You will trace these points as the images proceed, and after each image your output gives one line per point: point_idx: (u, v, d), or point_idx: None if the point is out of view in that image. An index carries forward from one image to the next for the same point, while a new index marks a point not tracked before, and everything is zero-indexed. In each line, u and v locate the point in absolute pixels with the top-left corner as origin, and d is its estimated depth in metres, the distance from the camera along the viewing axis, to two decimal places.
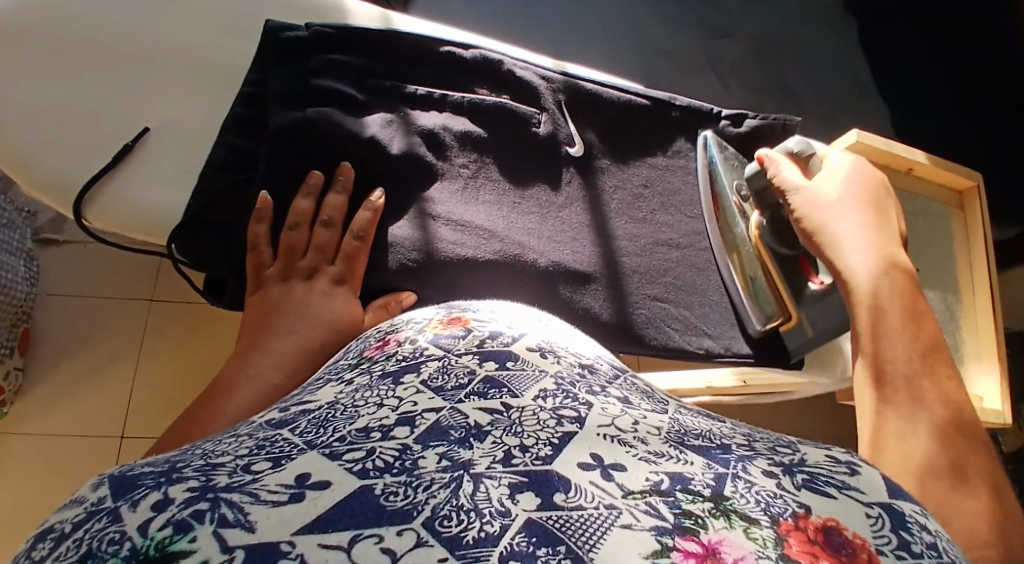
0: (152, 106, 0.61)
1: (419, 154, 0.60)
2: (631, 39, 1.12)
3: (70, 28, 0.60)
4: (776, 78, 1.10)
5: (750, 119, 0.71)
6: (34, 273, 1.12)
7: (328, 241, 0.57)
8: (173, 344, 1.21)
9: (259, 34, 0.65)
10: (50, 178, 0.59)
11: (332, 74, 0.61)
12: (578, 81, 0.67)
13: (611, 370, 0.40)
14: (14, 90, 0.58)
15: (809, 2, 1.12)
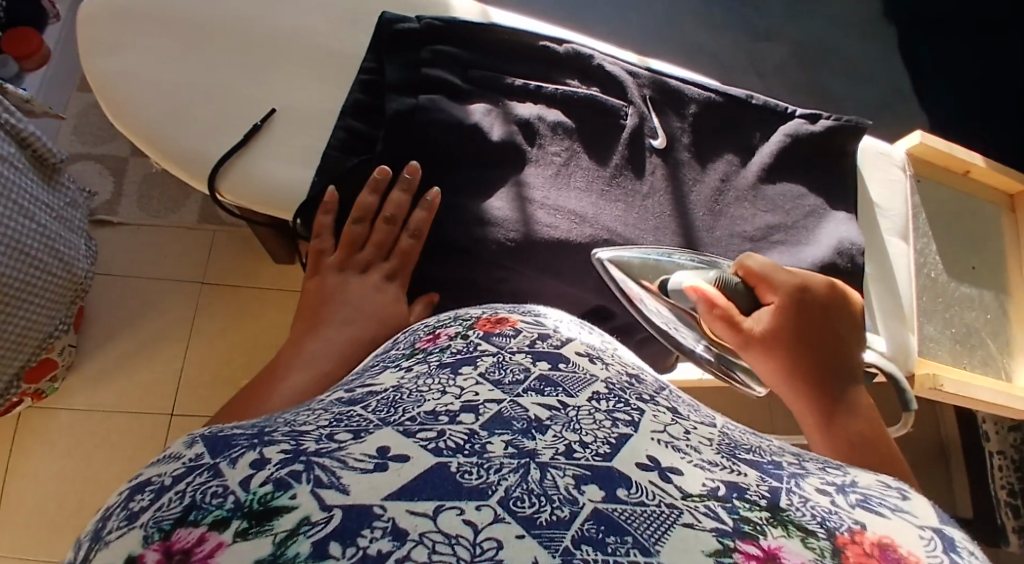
0: (272, 89, 0.63)
1: (516, 142, 0.64)
2: (673, 45, 1.18)
3: (193, 12, 0.63)
4: (815, 83, 1.17)
5: (824, 119, 0.70)
6: (93, 252, 1.15)
7: (385, 237, 0.62)
8: (223, 325, 1.24)
9: (373, 24, 0.66)
10: (185, 153, 0.61)
11: (440, 64, 0.64)
12: (663, 77, 0.69)
13: (655, 383, 0.39)
14: (148, 70, 0.62)
15: (850, 13, 1.21)
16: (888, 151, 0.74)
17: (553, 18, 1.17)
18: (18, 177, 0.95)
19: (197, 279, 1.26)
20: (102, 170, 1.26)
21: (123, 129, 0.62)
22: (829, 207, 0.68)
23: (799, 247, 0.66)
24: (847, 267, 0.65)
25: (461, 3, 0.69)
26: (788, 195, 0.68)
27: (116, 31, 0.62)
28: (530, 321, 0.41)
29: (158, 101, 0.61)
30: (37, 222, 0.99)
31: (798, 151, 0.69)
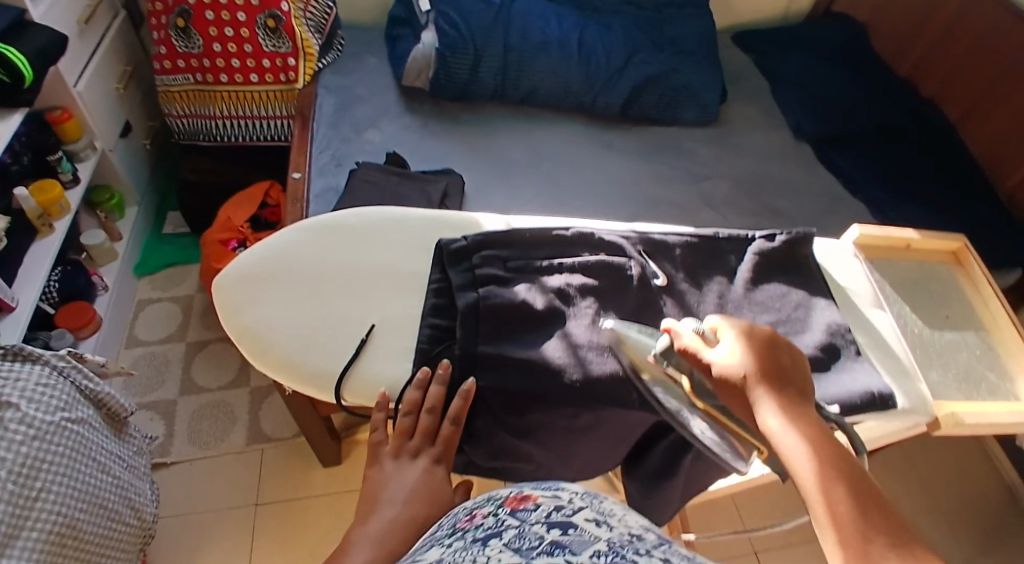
0: (370, 308, 0.74)
1: (555, 306, 0.73)
2: (635, 195, 1.32)
3: (295, 265, 0.76)
4: (761, 200, 1.34)
5: (780, 236, 0.81)
6: (156, 497, 1.22)
7: (430, 427, 0.68)
8: (280, 543, 1.26)
9: (431, 247, 0.79)
10: (314, 373, 0.70)
11: (487, 264, 0.75)
12: (649, 234, 0.81)
13: (655, 538, 0.49)
14: (270, 315, 0.73)
15: (765, 148, 1.44)
16: (840, 246, 0.89)
17: (533, 199, 1.28)
18: (96, 436, 1.08)
19: (251, 503, 1.30)
20: (153, 416, 1.38)
21: (258, 366, 0.71)
22: (811, 297, 0.78)
23: (799, 334, 0.74)
24: (843, 342, 0.74)
25: (487, 219, 0.82)
26: (774, 295, 0.77)
27: (238, 292, 0.74)
28: (549, 496, 0.52)
29: (284, 336, 0.71)
30: (114, 474, 1.10)
31: (769, 264, 0.80)
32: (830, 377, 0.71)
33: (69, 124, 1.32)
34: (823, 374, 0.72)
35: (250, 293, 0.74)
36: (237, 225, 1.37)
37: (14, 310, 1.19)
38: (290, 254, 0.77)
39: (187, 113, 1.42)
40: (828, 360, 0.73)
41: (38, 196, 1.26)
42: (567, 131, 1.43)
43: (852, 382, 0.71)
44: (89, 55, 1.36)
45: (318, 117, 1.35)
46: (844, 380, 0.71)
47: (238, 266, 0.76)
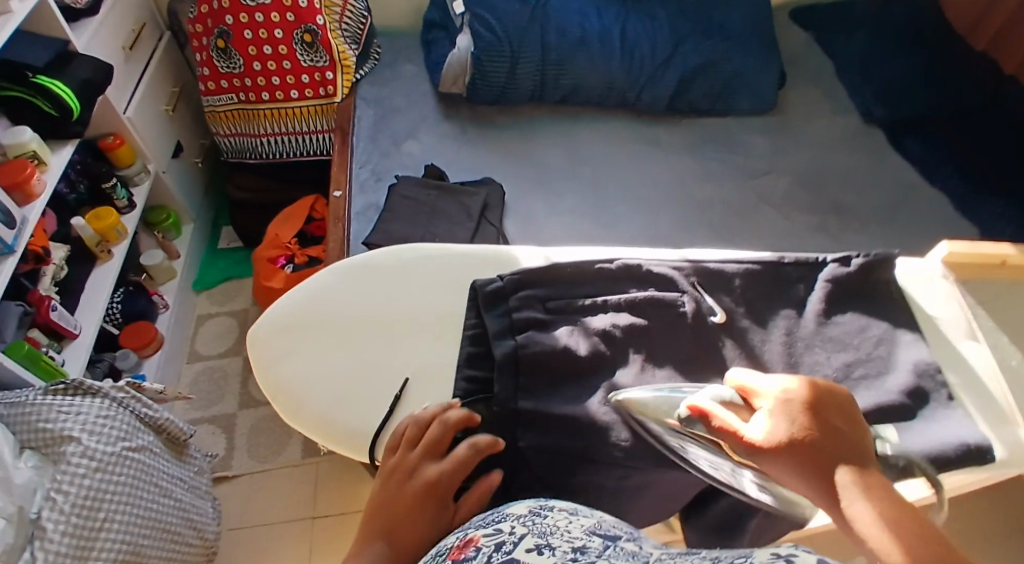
0: (403, 362, 0.73)
1: (601, 352, 0.70)
2: (685, 199, 1.25)
3: (328, 316, 0.76)
4: (825, 197, 1.25)
5: (857, 259, 0.77)
6: (218, 511, 1.26)
7: (445, 443, 0.63)
8: (336, 555, 1.27)
9: (467, 289, 0.77)
10: (349, 434, 0.69)
11: (526, 305, 0.73)
12: (703, 263, 0.76)
13: (600, 546, 0.49)
14: (304, 372, 0.73)
15: (826, 138, 1.35)
16: (926, 267, 0.82)
17: (577, 207, 1.23)
18: (156, 461, 1.12)
19: (308, 517, 1.32)
20: (215, 430, 1.42)
21: (294, 427, 0.71)
22: (893, 330, 0.73)
23: (882, 376, 0.71)
24: (932, 385, 0.70)
25: (525, 253, 0.80)
26: (852, 330, 0.73)
27: (271, 347, 0.75)
28: (490, 531, 0.51)
29: (318, 395, 0.71)
30: (173, 496, 1.13)
31: (842, 291, 0.75)
32: (916, 425, 0.68)
33: (121, 150, 1.34)
34: (912, 421, 0.68)
35: (283, 349, 0.74)
36: (283, 241, 1.37)
37: (78, 337, 1.23)
38: (323, 303, 0.77)
39: (235, 131, 1.43)
40: (913, 406, 0.69)
41: (95, 223, 1.30)
42: (611, 130, 1.37)
43: (940, 431, 0.67)
44: (139, 79, 1.39)
45: (357, 130, 1.34)
46: (934, 429, 0.67)
47: (270, 319, 0.77)
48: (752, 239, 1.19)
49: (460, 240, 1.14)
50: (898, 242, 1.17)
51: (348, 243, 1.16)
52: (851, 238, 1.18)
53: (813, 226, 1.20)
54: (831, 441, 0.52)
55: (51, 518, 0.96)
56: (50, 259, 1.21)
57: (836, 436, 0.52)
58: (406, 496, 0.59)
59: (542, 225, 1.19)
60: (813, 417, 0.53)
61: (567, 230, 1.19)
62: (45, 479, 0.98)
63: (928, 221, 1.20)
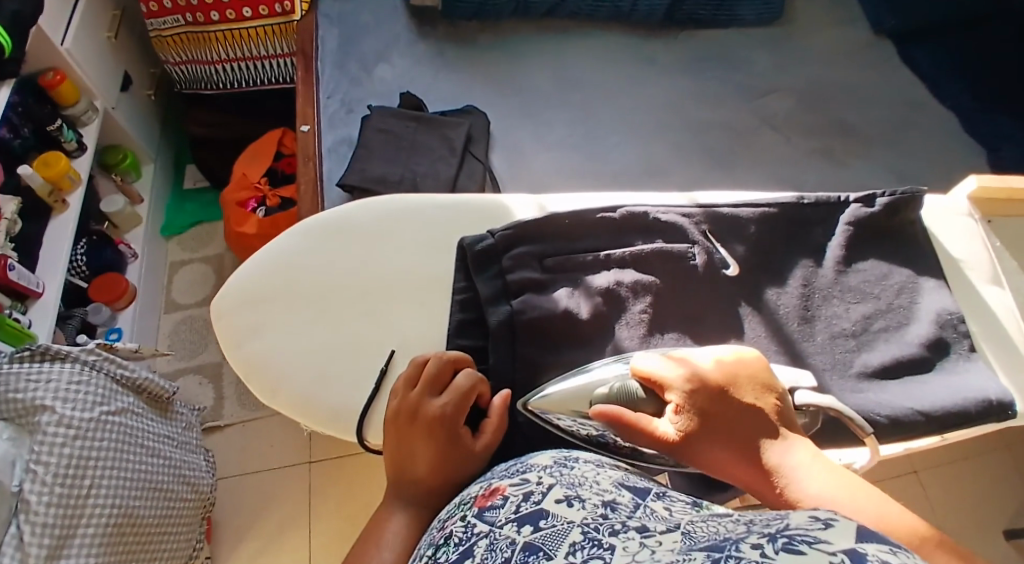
0: (388, 333, 0.70)
1: (602, 311, 0.69)
2: (681, 121, 1.16)
3: (302, 285, 0.72)
4: (831, 114, 1.17)
5: (881, 198, 0.75)
6: (213, 463, 1.23)
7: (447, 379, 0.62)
8: (336, 498, 1.25)
9: (453, 249, 0.74)
10: (334, 412, 0.68)
11: (519, 265, 0.70)
12: (716, 208, 0.74)
13: (632, 504, 0.43)
14: (281, 348, 0.70)
15: (831, 44, 1.25)
16: (950, 203, 0.79)
17: (567, 137, 1.14)
18: (140, 422, 1.07)
19: (304, 461, 1.29)
20: (202, 380, 1.36)
21: (274, 406, 0.69)
22: (915, 276, 0.73)
23: (903, 327, 0.71)
24: (953, 336, 0.70)
25: (517, 202, 0.77)
26: (872, 278, 0.72)
27: (243, 323, 0.71)
28: (518, 483, 0.48)
29: (298, 373, 0.69)
30: (162, 455, 1.09)
31: (862, 233, 0.74)
32: (936, 378, 0.68)
33: (63, 87, 1.21)
34: (932, 374, 0.69)
35: (256, 324, 0.71)
36: (253, 182, 1.29)
37: (42, 295, 1.15)
38: (295, 268, 0.73)
39: (185, 59, 1.31)
40: (932, 358, 0.69)
41: (44, 171, 1.19)
42: (602, 46, 1.26)
43: (960, 383, 0.67)
44: (71, 6, 1.23)
45: (322, 54, 1.20)
46: (955, 383, 0.67)
47: (238, 292, 0.73)
48: (756, 163, 1.11)
49: (445, 177, 1.05)
50: (908, 165, 1.11)
51: (323, 184, 1.06)
52: (859, 160, 1.11)
53: (818, 149, 1.13)
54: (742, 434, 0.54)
55: (33, 490, 0.90)
56: None
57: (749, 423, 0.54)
58: (419, 433, 0.58)
59: (531, 158, 1.11)
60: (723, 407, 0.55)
61: (558, 163, 1.10)
62: (23, 450, 0.93)
63: (939, 140, 1.13)
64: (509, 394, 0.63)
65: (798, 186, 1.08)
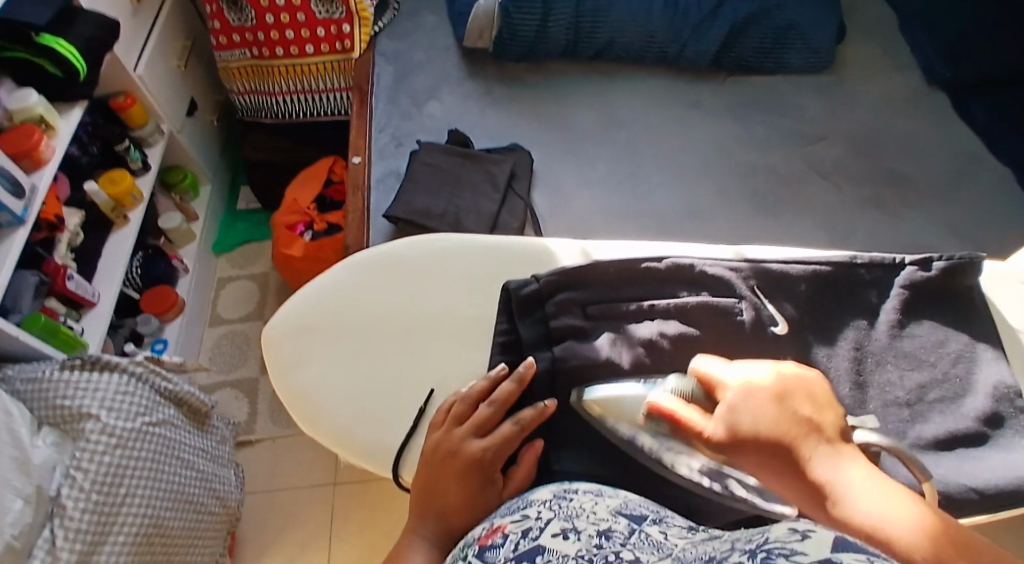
0: (429, 371, 0.72)
1: (645, 363, 0.69)
2: (727, 166, 1.16)
3: (349, 317, 0.75)
4: (881, 167, 1.15)
5: (938, 262, 0.74)
6: (242, 478, 1.26)
7: (490, 421, 0.65)
8: (359, 522, 1.26)
9: (498, 293, 0.76)
10: (371, 446, 0.69)
11: (562, 311, 0.72)
12: (764, 264, 0.75)
13: (625, 533, 0.47)
14: (323, 378, 0.73)
15: (887, 98, 1.24)
16: (1006, 271, 0.77)
17: (611, 177, 1.15)
18: (178, 434, 1.11)
19: (329, 483, 1.31)
20: (238, 395, 1.40)
21: (312, 434, 0.71)
22: (973, 345, 0.72)
23: (958, 399, 0.70)
24: (1010, 411, 0.68)
25: (561, 247, 0.79)
26: (928, 345, 0.72)
27: (289, 350, 0.74)
28: (516, 520, 0.51)
29: (338, 404, 0.71)
30: (195, 468, 1.12)
31: (918, 296, 0.73)
32: (992, 454, 0.67)
33: (133, 110, 1.28)
34: (987, 449, 0.67)
35: (302, 352, 0.74)
36: (302, 207, 1.33)
37: (97, 305, 1.21)
38: (345, 300, 0.76)
39: (250, 89, 1.37)
40: (988, 433, 0.68)
41: (109, 188, 1.26)
42: (652, 90, 1.27)
43: (1017, 461, 0.65)
44: (145, 36, 1.30)
45: (376, 89, 1.26)
46: (1012, 461, 0.66)
47: (285, 320, 0.76)
48: (799, 213, 1.10)
49: (486, 214, 1.07)
50: (960, 222, 1.08)
51: (369, 214, 1.10)
52: (907, 216, 1.09)
53: (865, 202, 1.11)
54: (800, 442, 0.52)
55: (71, 495, 0.94)
56: (64, 226, 1.17)
57: (806, 432, 0.52)
58: (450, 471, 0.61)
59: (573, 197, 1.12)
60: (781, 413, 0.53)
61: (599, 203, 1.11)
62: (65, 456, 0.97)
63: (993, 199, 1.10)
64: (540, 447, 0.66)
65: (841, 239, 1.07)
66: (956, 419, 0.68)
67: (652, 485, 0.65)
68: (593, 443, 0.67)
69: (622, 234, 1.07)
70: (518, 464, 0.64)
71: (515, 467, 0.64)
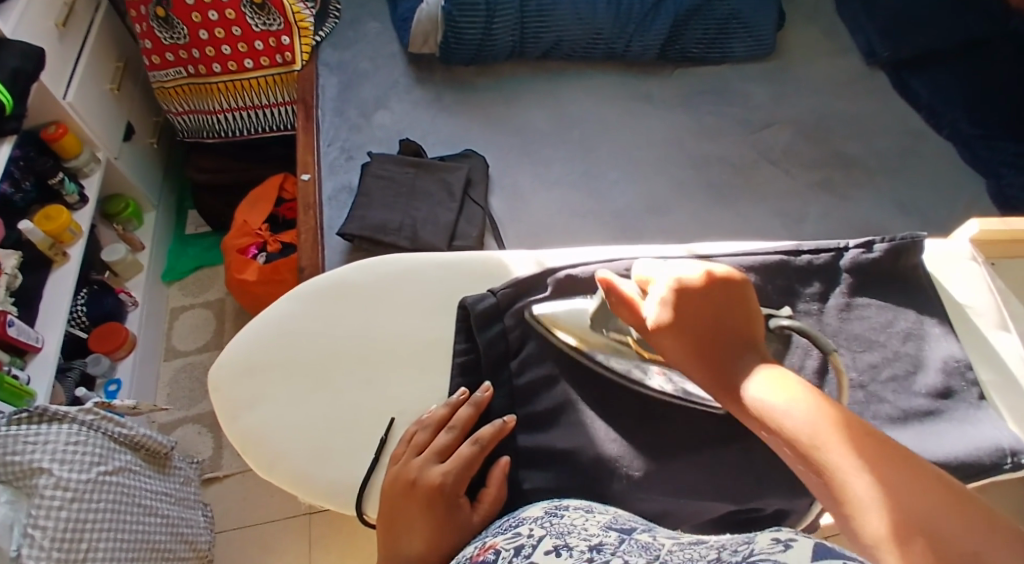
0: (389, 401, 0.69)
1: None
2: (682, 158, 1.16)
3: (299, 348, 0.72)
4: (831, 148, 1.16)
5: (880, 244, 0.74)
6: (210, 518, 1.22)
7: (447, 445, 0.63)
8: (337, 552, 1.22)
9: (454, 309, 0.74)
10: (333, 485, 0.67)
11: (521, 321, 0.70)
12: (713, 259, 0.74)
13: (616, 539, 0.49)
14: (277, 416, 0.70)
15: (830, 79, 1.25)
16: (953, 248, 0.78)
17: (566, 178, 1.13)
18: (138, 480, 1.06)
19: (304, 513, 1.27)
20: (201, 430, 1.35)
21: (270, 477, 0.68)
22: (921, 322, 0.72)
23: (910, 376, 0.69)
24: (961, 384, 0.69)
25: (514, 258, 0.77)
26: (877, 325, 0.71)
27: (242, 392, 0.71)
28: (508, 538, 0.51)
29: (296, 444, 0.68)
30: (160, 513, 1.08)
31: (865, 279, 0.73)
32: (950, 427, 0.66)
33: (65, 139, 1.22)
34: (943, 423, 0.67)
35: (253, 392, 0.71)
36: (254, 228, 1.29)
37: (42, 349, 1.15)
38: (291, 334, 0.73)
39: (187, 108, 1.32)
40: (942, 407, 0.68)
41: (45, 225, 1.20)
42: (598, 87, 1.26)
43: (974, 433, 0.65)
44: (74, 57, 1.25)
45: (322, 102, 1.22)
46: (968, 433, 0.66)
47: (231, 360, 0.72)
48: (755, 200, 1.10)
49: (444, 223, 1.05)
50: (911, 197, 1.09)
51: (322, 232, 1.06)
52: (860, 194, 1.10)
53: (818, 183, 1.12)
54: (696, 331, 0.51)
55: (32, 555, 0.90)
56: (1, 268, 1.11)
57: (710, 325, 0.51)
58: (415, 500, 0.59)
59: (529, 199, 1.10)
60: (698, 308, 0.52)
61: (557, 203, 1.10)
62: (22, 513, 0.93)
63: (938, 171, 1.12)
64: (507, 463, 0.64)
65: (798, 222, 1.07)
66: (911, 398, 0.68)
67: (637, 496, 0.62)
68: (572, 456, 0.64)
69: (582, 233, 1.06)
70: (487, 486, 0.62)
71: (484, 490, 0.62)
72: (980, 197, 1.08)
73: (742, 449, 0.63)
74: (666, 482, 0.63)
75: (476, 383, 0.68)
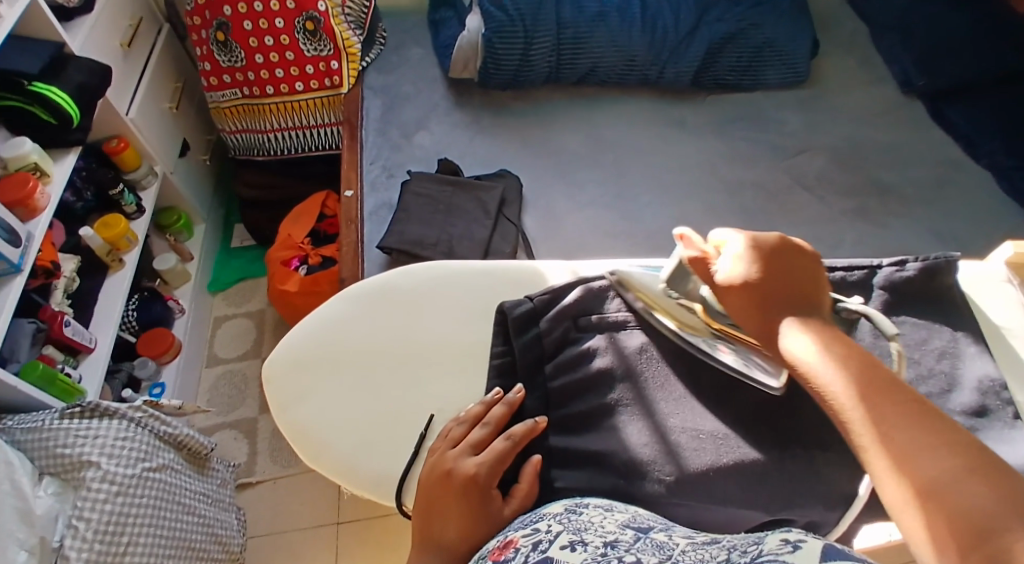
0: (428, 399, 0.72)
1: (633, 361, 0.71)
2: (714, 182, 1.18)
3: (345, 346, 0.76)
4: (866, 175, 1.17)
5: (913, 263, 0.75)
6: (243, 522, 1.25)
7: (482, 439, 0.65)
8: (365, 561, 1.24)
9: (492, 314, 0.77)
10: (376, 476, 0.70)
11: (555, 325, 0.73)
12: None
13: (632, 537, 0.50)
14: (324, 410, 0.73)
15: (865, 107, 1.26)
16: (988, 269, 0.78)
17: (600, 199, 1.16)
18: (179, 479, 1.10)
19: (333, 522, 1.29)
20: (238, 436, 1.39)
21: (317, 467, 0.72)
22: (956, 340, 0.72)
23: (945, 394, 0.70)
24: (996, 404, 0.68)
25: (550, 268, 0.80)
26: (911, 342, 0.72)
27: (291, 386, 0.74)
28: (529, 535, 0.52)
29: (342, 437, 0.72)
30: (198, 513, 1.12)
31: (900, 296, 0.74)
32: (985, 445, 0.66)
33: (125, 153, 1.29)
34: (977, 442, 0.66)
35: (302, 387, 0.74)
36: (297, 242, 1.34)
37: (94, 350, 1.20)
38: (338, 333, 0.77)
39: (240, 127, 1.39)
40: (976, 426, 0.68)
41: (104, 232, 1.27)
42: (633, 111, 1.29)
43: (1011, 452, 0.65)
44: (138, 77, 1.33)
45: (366, 123, 1.27)
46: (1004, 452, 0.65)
47: (282, 356, 0.76)
48: (788, 224, 1.11)
49: (479, 239, 1.08)
50: (947, 225, 1.09)
51: (362, 246, 1.10)
52: (895, 221, 1.10)
53: (852, 209, 1.13)
54: (761, 289, 0.57)
55: (74, 546, 0.94)
56: (61, 271, 1.17)
57: (775, 285, 0.57)
58: (451, 490, 0.61)
59: (564, 218, 1.13)
60: (764, 270, 0.58)
61: (591, 222, 1.13)
62: (67, 505, 0.97)
63: (975, 199, 1.12)
64: (539, 461, 0.65)
65: (831, 247, 1.08)
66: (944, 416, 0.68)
67: (665, 501, 0.63)
68: (600, 458, 0.66)
69: (614, 252, 1.09)
70: (520, 482, 0.64)
71: (517, 485, 0.64)
72: (1018, 227, 1.07)
73: (770, 458, 0.64)
74: (698, 488, 0.63)
75: (511, 384, 0.71)
